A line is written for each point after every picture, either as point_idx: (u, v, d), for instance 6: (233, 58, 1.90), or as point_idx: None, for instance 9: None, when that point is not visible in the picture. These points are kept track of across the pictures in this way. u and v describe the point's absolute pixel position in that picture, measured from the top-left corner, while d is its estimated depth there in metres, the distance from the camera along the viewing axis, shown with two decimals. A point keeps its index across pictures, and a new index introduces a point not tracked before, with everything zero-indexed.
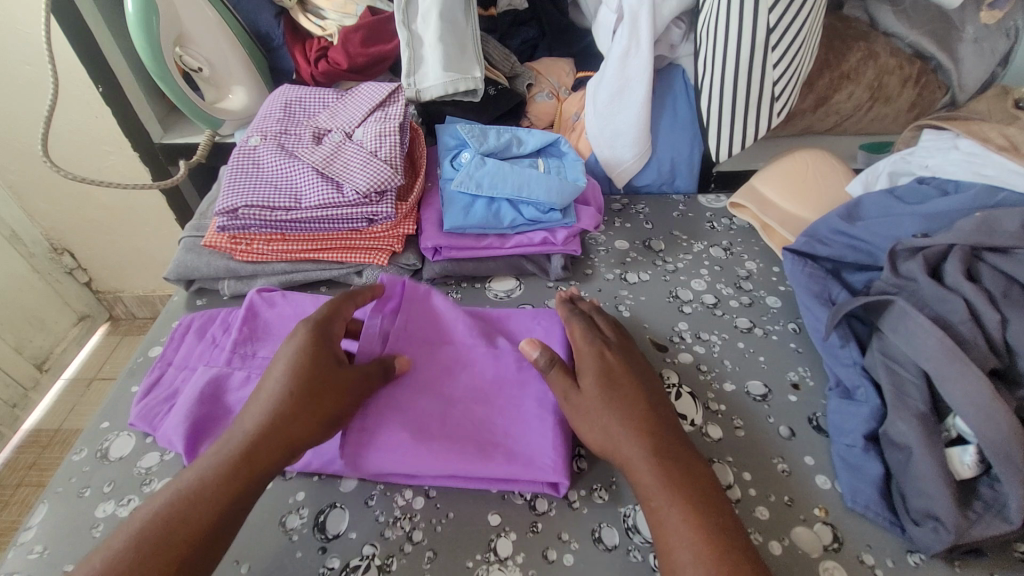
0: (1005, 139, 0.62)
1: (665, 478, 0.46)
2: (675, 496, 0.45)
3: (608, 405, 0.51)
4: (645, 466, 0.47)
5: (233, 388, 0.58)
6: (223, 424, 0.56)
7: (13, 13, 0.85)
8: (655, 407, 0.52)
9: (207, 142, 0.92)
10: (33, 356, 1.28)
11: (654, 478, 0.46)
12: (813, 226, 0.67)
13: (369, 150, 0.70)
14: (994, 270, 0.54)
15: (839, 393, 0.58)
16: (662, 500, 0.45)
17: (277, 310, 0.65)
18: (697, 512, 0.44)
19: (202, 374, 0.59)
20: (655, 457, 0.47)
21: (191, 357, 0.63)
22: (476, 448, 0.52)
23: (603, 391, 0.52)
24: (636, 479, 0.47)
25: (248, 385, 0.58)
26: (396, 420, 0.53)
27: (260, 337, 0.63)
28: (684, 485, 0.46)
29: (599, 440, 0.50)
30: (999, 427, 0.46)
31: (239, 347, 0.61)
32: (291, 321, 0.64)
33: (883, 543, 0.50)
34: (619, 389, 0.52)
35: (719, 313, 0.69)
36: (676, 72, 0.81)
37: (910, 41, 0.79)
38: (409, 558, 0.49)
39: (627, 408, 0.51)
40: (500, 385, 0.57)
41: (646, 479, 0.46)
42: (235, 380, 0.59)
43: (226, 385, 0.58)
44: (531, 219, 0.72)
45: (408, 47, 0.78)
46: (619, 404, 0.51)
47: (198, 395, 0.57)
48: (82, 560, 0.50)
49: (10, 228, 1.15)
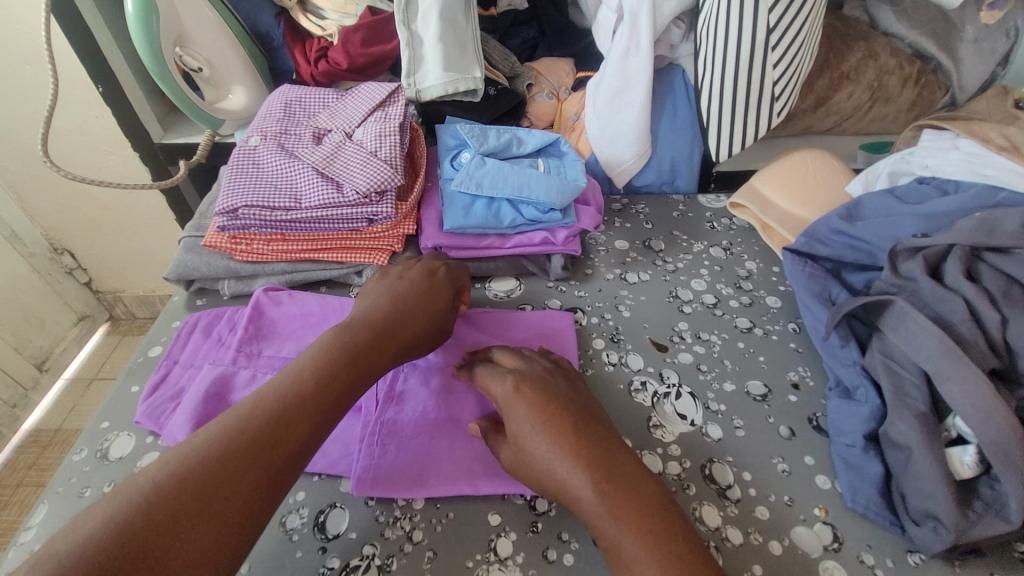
0: (1005, 139, 0.62)
1: (616, 511, 0.44)
2: (632, 525, 0.43)
3: (544, 437, 0.49)
4: (592, 500, 0.45)
5: (238, 387, 0.58)
6: None
7: (13, 13, 0.85)
8: (594, 431, 0.50)
9: (207, 142, 0.92)
10: (33, 356, 1.28)
11: (601, 513, 0.44)
12: (813, 225, 0.68)
13: (369, 150, 0.70)
14: (994, 270, 0.54)
15: (839, 393, 0.58)
16: (615, 533, 0.43)
17: (286, 309, 0.66)
18: (648, 527, 0.43)
19: (208, 373, 0.59)
20: (603, 489, 0.45)
21: (196, 355, 0.64)
22: (484, 466, 0.53)
23: (542, 426, 0.49)
24: (589, 517, 0.45)
25: (253, 383, 0.59)
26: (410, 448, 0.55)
27: (267, 335, 0.63)
28: (637, 508, 0.44)
29: (542, 480, 0.48)
30: (999, 426, 0.46)
31: (246, 344, 0.62)
32: (299, 321, 0.65)
33: (883, 543, 0.50)
34: (546, 420, 0.50)
35: (719, 313, 0.69)
36: (676, 72, 0.81)
37: (910, 41, 0.79)
38: (409, 558, 0.49)
39: (556, 439, 0.48)
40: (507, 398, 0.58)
41: (597, 513, 0.44)
42: (241, 379, 0.59)
43: (231, 384, 0.59)
44: (531, 219, 0.72)
45: (408, 46, 0.78)
46: (561, 437, 0.48)
47: (204, 394, 0.57)
48: None
49: (10, 229, 1.15)
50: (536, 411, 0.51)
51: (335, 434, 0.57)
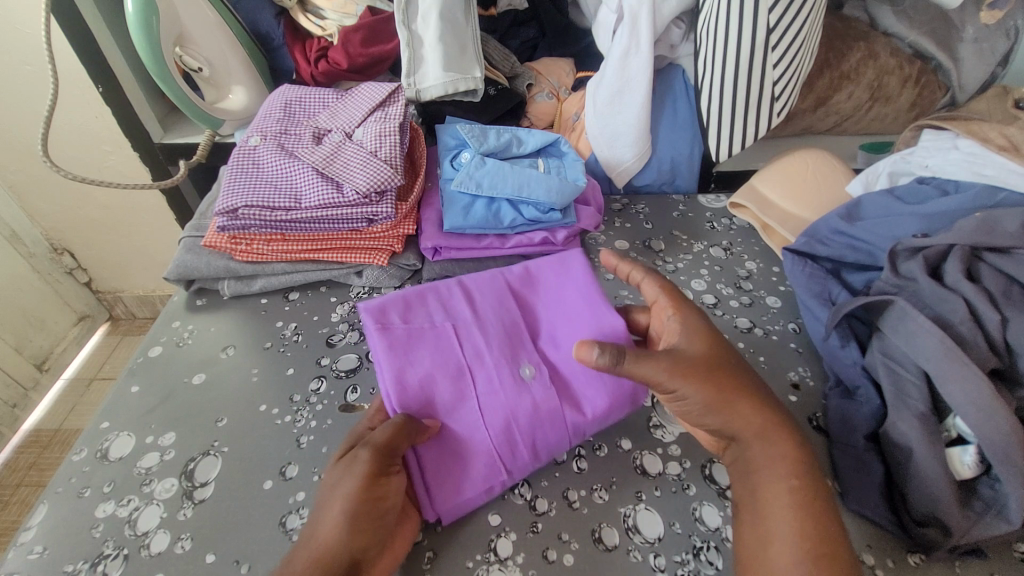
0: (1005, 139, 0.62)
1: (790, 465, 0.45)
2: (793, 479, 0.44)
3: (684, 379, 0.48)
4: (778, 443, 0.47)
5: (438, 355, 0.55)
6: (426, 390, 0.53)
7: (13, 13, 0.86)
8: (749, 382, 0.50)
9: (207, 142, 0.92)
10: (33, 356, 1.28)
11: (785, 463, 0.45)
12: (813, 226, 0.68)
13: (369, 150, 0.70)
14: (994, 270, 0.54)
15: (839, 393, 0.59)
16: (785, 483, 0.44)
17: (491, 284, 0.62)
18: (814, 496, 0.44)
19: (428, 328, 0.56)
20: (786, 438, 0.47)
21: (460, 321, 0.57)
22: (479, 461, 0.51)
23: (708, 380, 0.48)
24: (767, 460, 0.46)
25: (463, 359, 0.55)
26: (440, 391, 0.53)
27: (529, 351, 0.57)
28: (806, 469, 0.45)
29: (713, 417, 0.48)
30: (999, 426, 0.46)
31: (418, 329, 0.56)
32: (551, 324, 0.60)
33: (882, 543, 0.50)
34: (743, 373, 0.50)
35: (719, 313, 0.69)
36: (676, 72, 0.81)
37: (910, 41, 0.79)
38: (409, 558, 0.49)
39: (757, 393, 0.49)
40: (540, 409, 0.53)
41: (773, 459, 0.46)
42: (454, 343, 0.56)
43: (446, 349, 0.55)
44: (531, 219, 0.72)
45: (407, 46, 0.78)
46: (745, 389, 0.49)
47: (420, 346, 0.55)
48: (82, 560, 0.50)
49: (10, 229, 1.15)
50: (705, 361, 0.49)
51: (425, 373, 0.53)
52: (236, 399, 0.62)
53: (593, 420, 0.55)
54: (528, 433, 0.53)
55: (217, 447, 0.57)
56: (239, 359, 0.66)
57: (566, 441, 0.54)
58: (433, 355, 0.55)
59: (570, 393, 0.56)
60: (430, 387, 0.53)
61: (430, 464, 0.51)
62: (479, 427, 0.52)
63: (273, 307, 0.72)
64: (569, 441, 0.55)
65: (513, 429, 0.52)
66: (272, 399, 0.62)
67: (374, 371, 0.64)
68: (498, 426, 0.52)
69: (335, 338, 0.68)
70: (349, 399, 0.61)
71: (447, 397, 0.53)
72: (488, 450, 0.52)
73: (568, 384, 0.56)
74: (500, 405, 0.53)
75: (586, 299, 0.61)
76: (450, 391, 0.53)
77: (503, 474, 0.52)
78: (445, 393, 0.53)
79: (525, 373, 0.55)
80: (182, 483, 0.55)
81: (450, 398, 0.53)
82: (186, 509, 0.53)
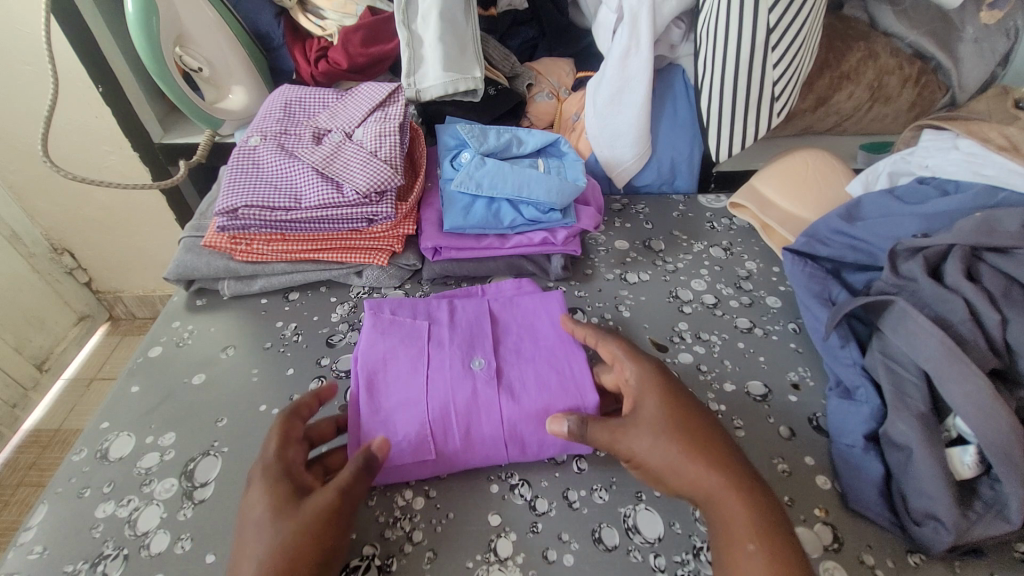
0: (1005, 139, 0.62)
1: (752, 524, 0.43)
2: (758, 539, 0.43)
3: (637, 442, 0.48)
4: (738, 504, 0.44)
5: (405, 338, 0.59)
6: (386, 361, 0.57)
7: (13, 13, 0.86)
8: (710, 437, 0.49)
9: (207, 142, 0.92)
10: (33, 356, 1.28)
11: (745, 526, 0.43)
12: (813, 226, 0.68)
13: (369, 150, 0.70)
14: (994, 270, 0.54)
15: (839, 393, 0.58)
16: (747, 545, 0.43)
17: (476, 306, 0.64)
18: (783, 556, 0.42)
19: (401, 321, 0.60)
20: (748, 494, 0.45)
21: (435, 323, 0.61)
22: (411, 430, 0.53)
23: (662, 439, 0.47)
24: (724, 520, 0.45)
25: (424, 345, 0.58)
26: (397, 367, 0.56)
27: (486, 347, 0.59)
28: (767, 523, 0.44)
29: (665, 479, 0.47)
30: (999, 426, 0.46)
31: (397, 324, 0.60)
32: (517, 330, 0.62)
33: (882, 543, 0.50)
34: (703, 429, 0.49)
35: (719, 313, 0.69)
36: (676, 71, 0.81)
37: (910, 41, 0.79)
38: (409, 558, 0.49)
39: (716, 449, 0.47)
40: (479, 396, 0.55)
41: (737, 518, 0.44)
42: (420, 331, 0.60)
43: (414, 335, 0.59)
44: (531, 219, 0.72)
45: (408, 46, 0.77)
46: (703, 445, 0.47)
47: (391, 332, 0.59)
48: (82, 560, 0.50)
49: (10, 229, 1.15)
50: (660, 418, 0.49)
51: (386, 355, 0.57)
52: (236, 399, 0.62)
53: (533, 423, 0.54)
54: (461, 419, 0.53)
55: (217, 447, 0.57)
56: (239, 359, 0.66)
57: (501, 440, 0.53)
58: (401, 348, 0.58)
59: (518, 392, 0.55)
60: (389, 361, 0.57)
61: (370, 433, 0.52)
62: (419, 403, 0.54)
63: (273, 307, 0.72)
64: (503, 444, 0.53)
65: (451, 411, 0.54)
66: (272, 399, 0.62)
67: None
68: (436, 407, 0.54)
69: (335, 338, 0.68)
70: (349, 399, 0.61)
71: (401, 368, 0.56)
72: (421, 423, 0.53)
73: (516, 384, 0.56)
74: (445, 391, 0.55)
75: (556, 323, 0.62)
76: (405, 370, 0.56)
77: (432, 452, 0.52)
78: (402, 367, 0.57)
79: (477, 366, 0.57)
80: (182, 483, 0.55)
81: (401, 373, 0.56)
82: (186, 509, 0.53)
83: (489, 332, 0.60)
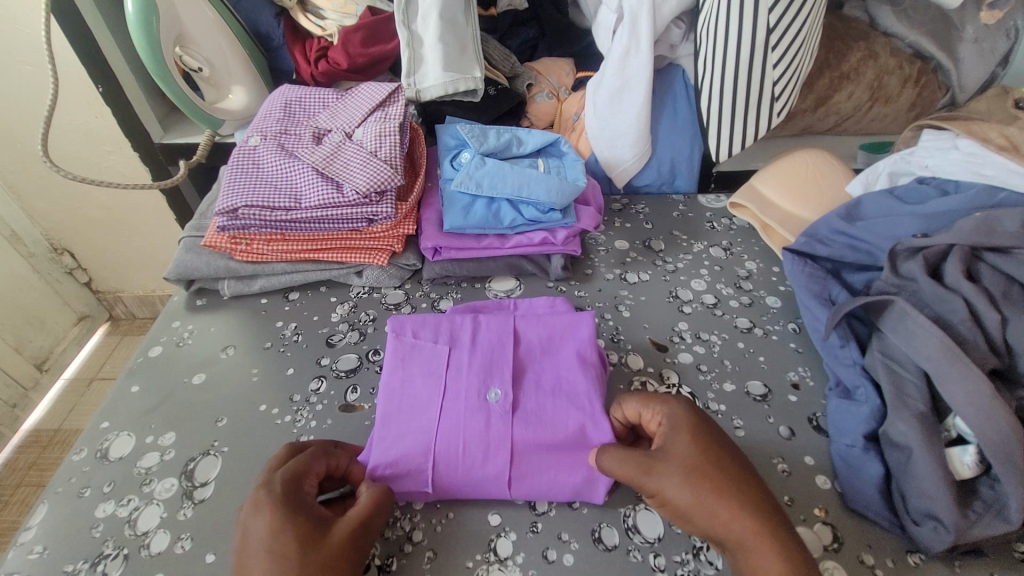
0: (1005, 139, 0.62)
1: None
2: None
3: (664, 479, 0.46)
4: (768, 555, 0.42)
5: (423, 365, 0.58)
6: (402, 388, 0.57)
7: (13, 13, 0.86)
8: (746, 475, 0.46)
9: (207, 142, 0.91)
10: (33, 356, 1.27)
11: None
12: (813, 226, 0.68)
13: (369, 150, 0.70)
14: (994, 270, 0.54)
15: (839, 393, 0.58)
16: None
17: (496, 328, 0.61)
18: None
19: (425, 348, 0.60)
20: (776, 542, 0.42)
21: (455, 349, 0.60)
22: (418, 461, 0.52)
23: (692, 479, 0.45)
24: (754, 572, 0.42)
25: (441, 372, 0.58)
26: (412, 396, 0.56)
27: (504, 377, 0.57)
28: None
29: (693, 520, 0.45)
30: (999, 426, 0.46)
31: (422, 353, 0.59)
32: (540, 359, 0.59)
33: (882, 543, 0.50)
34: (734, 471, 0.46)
35: (719, 313, 0.69)
36: (676, 72, 0.81)
37: (910, 41, 0.79)
38: (409, 558, 0.49)
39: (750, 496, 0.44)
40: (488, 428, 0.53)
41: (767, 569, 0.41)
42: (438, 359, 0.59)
43: (433, 362, 0.59)
44: (531, 219, 0.72)
45: (407, 46, 0.78)
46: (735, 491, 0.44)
47: (410, 359, 0.59)
48: (82, 560, 0.50)
49: (10, 229, 1.15)
50: (689, 456, 0.46)
51: (405, 384, 0.57)
52: (236, 399, 0.62)
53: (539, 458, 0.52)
54: (466, 452, 0.52)
55: (217, 447, 0.57)
56: (239, 359, 0.66)
57: (505, 477, 0.51)
58: (420, 376, 0.58)
59: (528, 427, 0.54)
60: (407, 387, 0.57)
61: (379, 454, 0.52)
62: (426, 431, 0.53)
63: (273, 307, 0.72)
64: (505, 481, 0.51)
65: (456, 442, 0.53)
66: (272, 399, 0.62)
67: (373, 371, 0.64)
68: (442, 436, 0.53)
69: (335, 338, 0.68)
70: (349, 399, 0.61)
71: (415, 395, 0.56)
72: (426, 452, 0.52)
73: (528, 417, 0.54)
74: (456, 423, 0.54)
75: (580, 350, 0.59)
76: (420, 398, 0.56)
77: (431, 481, 0.51)
78: (417, 393, 0.56)
79: (491, 398, 0.55)
80: (182, 483, 0.55)
81: (413, 401, 0.56)
82: (186, 508, 0.53)
83: (510, 359, 0.59)
